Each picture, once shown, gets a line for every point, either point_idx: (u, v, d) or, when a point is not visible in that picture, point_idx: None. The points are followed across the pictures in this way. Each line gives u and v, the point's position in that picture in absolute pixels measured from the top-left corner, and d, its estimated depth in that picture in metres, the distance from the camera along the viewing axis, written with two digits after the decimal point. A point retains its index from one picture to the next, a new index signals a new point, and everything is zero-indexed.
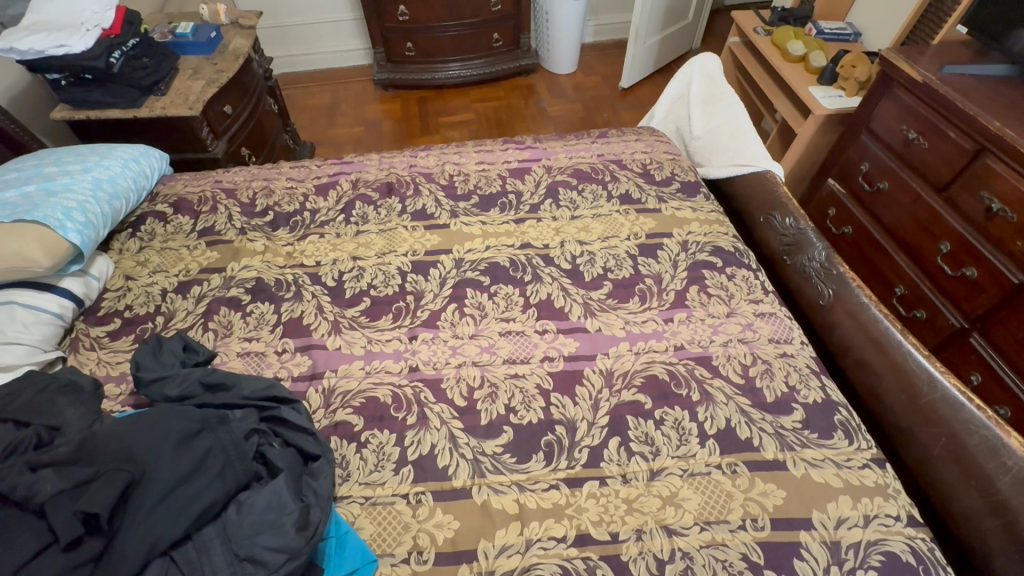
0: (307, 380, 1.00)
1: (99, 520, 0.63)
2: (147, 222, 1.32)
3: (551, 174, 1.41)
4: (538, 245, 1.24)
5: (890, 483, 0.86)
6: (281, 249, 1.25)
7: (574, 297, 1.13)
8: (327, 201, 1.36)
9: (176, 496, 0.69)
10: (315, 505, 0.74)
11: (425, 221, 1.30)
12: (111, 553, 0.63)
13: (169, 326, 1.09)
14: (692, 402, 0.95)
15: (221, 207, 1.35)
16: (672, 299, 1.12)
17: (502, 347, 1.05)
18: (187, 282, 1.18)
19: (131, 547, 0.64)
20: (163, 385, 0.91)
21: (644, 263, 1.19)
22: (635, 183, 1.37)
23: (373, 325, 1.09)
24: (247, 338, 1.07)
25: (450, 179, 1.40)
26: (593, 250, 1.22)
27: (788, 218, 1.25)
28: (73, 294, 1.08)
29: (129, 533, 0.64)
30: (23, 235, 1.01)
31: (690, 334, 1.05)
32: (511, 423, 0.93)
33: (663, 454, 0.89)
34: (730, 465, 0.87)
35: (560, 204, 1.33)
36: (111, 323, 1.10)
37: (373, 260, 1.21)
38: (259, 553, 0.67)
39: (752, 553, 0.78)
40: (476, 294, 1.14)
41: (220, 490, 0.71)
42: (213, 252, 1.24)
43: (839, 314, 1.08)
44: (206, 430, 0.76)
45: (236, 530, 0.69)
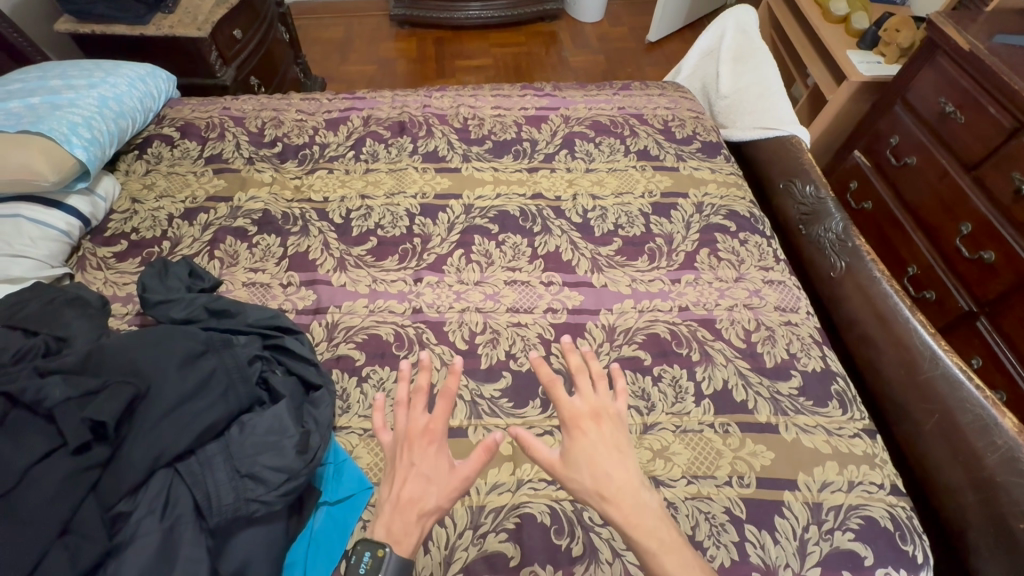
0: (310, 314, 1.00)
1: (106, 429, 0.65)
2: (154, 145, 1.29)
3: (568, 124, 1.36)
4: (550, 196, 1.21)
5: (878, 453, 0.87)
6: (289, 182, 1.23)
7: (583, 251, 1.11)
8: (337, 137, 1.33)
9: (181, 411, 0.70)
10: (315, 431, 0.76)
11: (436, 164, 1.27)
12: (117, 459, 0.65)
13: (175, 251, 1.09)
14: (692, 361, 0.96)
15: (229, 134, 1.32)
16: (681, 260, 1.10)
17: (507, 295, 1.05)
18: (193, 208, 1.17)
19: (137, 456, 0.66)
20: (168, 308, 0.92)
21: (656, 221, 1.16)
22: (655, 140, 1.33)
23: (379, 264, 1.08)
24: (252, 269, 1.07)
25: (464, 123, 1.36)
26: (605, 205, 1.20)
27: (808, 187, 1.21)
28: (80, 212, 1.07)
29: (135, 442, 0.66)
30: (28, 147, 1.00)
31: (697, 296, 1.05)
32: (510, 368, 0.95)
33: (658, 409, 0.90)
34: (723, 425, 0.89)
35: (575, 155, 1.29)
36: (118, 244, 1.09)
37: (382, 200, 1.19)
38: (260, 471, 0.70)
39: (736, 508, 0.81)
40: (483, 241, 1.13)
41: (223, 409, 0.73)
42: (219, 181, 1.22)
43: (849, 287, 1.07)
44: (211, 351, 0.77)
45: (238, 448, 0.71)
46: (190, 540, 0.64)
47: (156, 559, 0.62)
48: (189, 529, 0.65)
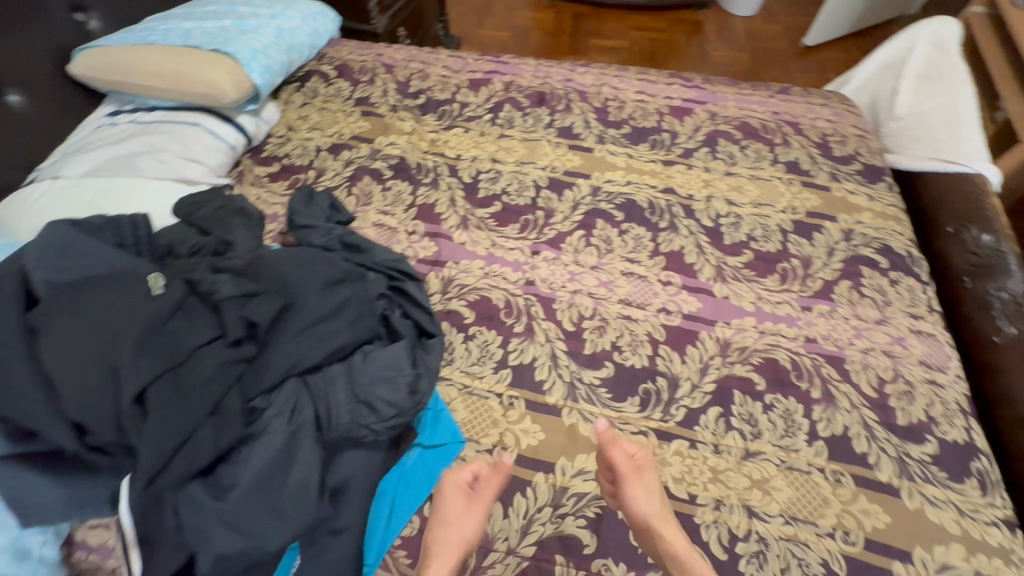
0: (429, 265, 1.04)
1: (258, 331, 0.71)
2: (312, 80, 1.38)
3: (714, 121, 1.28)
4: (683, 193, 1.15)
5: (1018, 550, 0.76)
6: (426, 134, 1.27)
7: (708, 257, 1.05)
8: (477, 98, 1.34)
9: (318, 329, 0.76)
10: (426, 377, 0.79)
11: (570, 140, 1.25)
12: (260, 360, 0.72)
13: (319, 181, 1.16)
14: (811, 398, 0.88)
15: (379, 80, 1.38)
16: (817, 288, 1.01)
17: (621, 286, 1.02)
18: (338, 144, 1.24)
19: (276, 361, 0.72)
20: (309, 233, 1.00)
21: (796, 241, 1.07)
22: (809, 153, 1.22)
23: (500, 230, 1.09)
24: (383, 211, 1.12)
25: (604, 103, 1.32)
26: (741, 213, 1.12)
27: (986, 236, 1.07)
28: (245, 131, 1.17)
29: (278, 348, 0.72)
30: (217, 65, 1.10)
31: (828, 329, 0.96)
32: (614, 360, 0.93)
33: (764, 438, 0.85)
34: (835, 473, 0.81)
35: (716, 155, 1.22)
36: (272, 166, 1.19)
37: (511, 167, 1.20)
38: (375, 402, 0.74)
39: (835, 562, 0.74)
40: (605, 226, 1.10)
41: (351, 336, 0.77)
42: (365, 122, 1.29)
43: (1015, 357, 0.93)
44: (348, 281, 0.81)
45: (359, 376, 0.75)
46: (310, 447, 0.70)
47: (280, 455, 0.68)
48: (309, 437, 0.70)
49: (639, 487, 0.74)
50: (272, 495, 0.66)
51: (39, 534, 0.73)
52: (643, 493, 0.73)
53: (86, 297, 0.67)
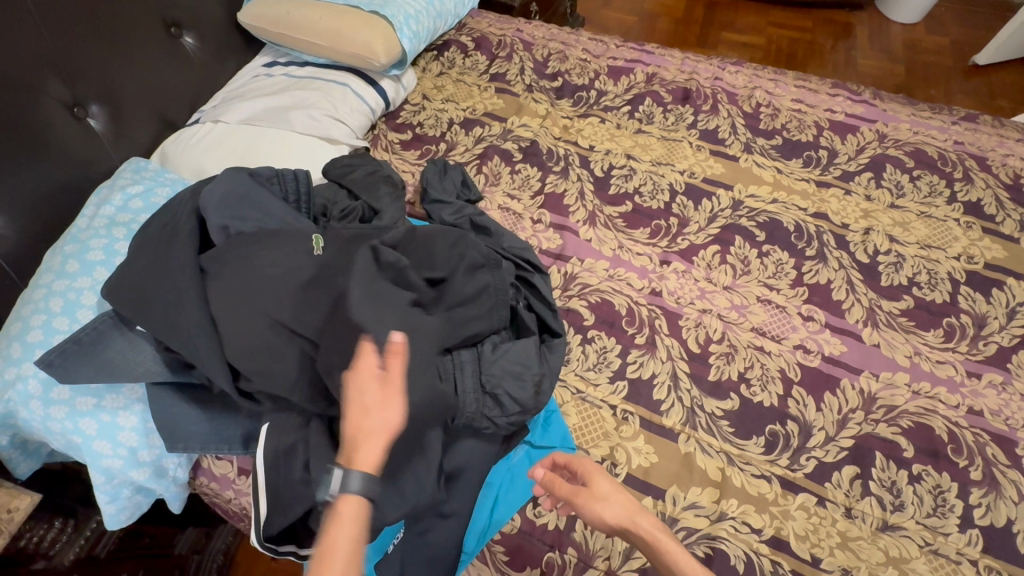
0: (552, 258, 1.01)
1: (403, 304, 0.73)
2: (451, 50, 1.36)
3: (882, 144, 1.14)
4: (836, 221, 1.04)
5: None
6: (559, 120, 1.22)
7: (860, 297, 0.95)
8: (616, 87, 1.28)
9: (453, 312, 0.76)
10: (550, 377, 0.78)
11: (713, 145, 1.16)
12: None
13: (449, 155, 1.15)
14: (969, 478, 0.78)
15: (516, 57, 1.34)
16: (989, 354, 0.88)
17: (756, 313, 0.94)
18: (471, 120, 1.22)
19: None
20: (441, 208, 0.99)
21: (968, 295, 0.94)
22: (995, 195, 1.06)
23: (628, 232, 1.04)
24: (509, 195, 1.09)
25: (755, 108, 1.21)
26: (904, 253, 0.99)
27: None
28: (386, 96, 1.18)
29: None
30: (373, 28, 1.11)
31: (999, 404, 0.84)
32: (740, 392, 0.86)
33: (907, 512, 0.76)
34: (990, 569, 0.72)
35: (881, 182, 1.09)
36: (405, 133, 1.19)
37: (647, 165, 1.13)
38: (501, 395, 0.73)
39: None
40: (744, 245, 1.02)
41: (484, 325, 0.78)
42: (499, 100, 1.26)
43: None
44: (487, 268, 0.81)
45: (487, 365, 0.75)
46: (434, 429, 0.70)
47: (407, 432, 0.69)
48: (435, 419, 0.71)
49: (603, 481, 0.69)
50: (396, 469, 0.67)
51: (175, 457, 0.78)
52: (608, 489, 0.68)
53: (258, 249, 0.73)
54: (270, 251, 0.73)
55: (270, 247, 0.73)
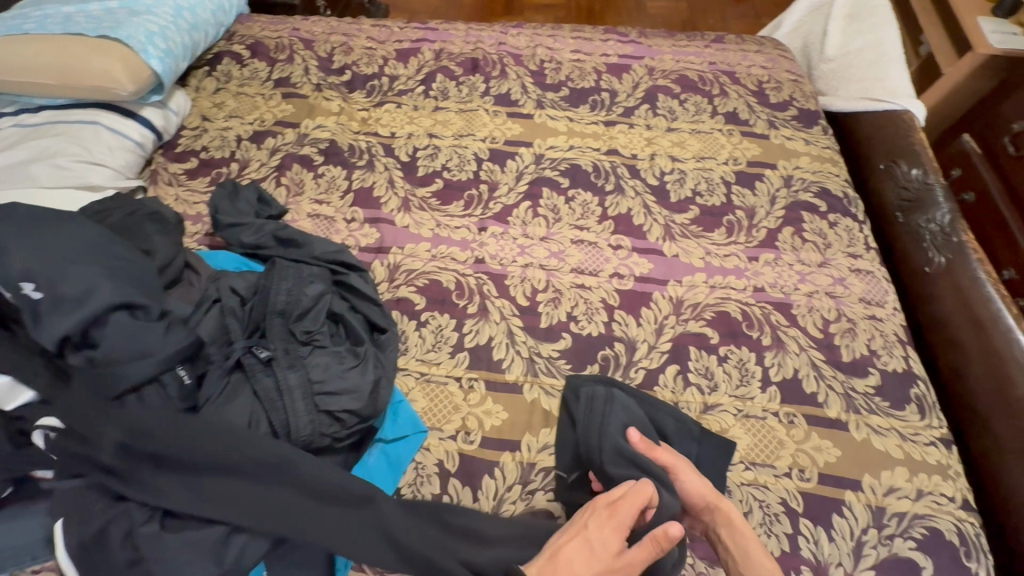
0: (373, 253, 0.99)
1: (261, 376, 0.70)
2: (224, 62, 1.26)
3: (652, 77, 1.26)
4: (626, 153, 1.14)
5: (953, 465, 0.82)
6: (356, 113, 1.19)
7: (656, 217, 1.05)
8: (407, 69, 1.27)
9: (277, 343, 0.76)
10: (385, 377, 0.77)
11: (509, 108, 1.20)
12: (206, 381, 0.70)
13: (243, 174, 1.08)
14: (762, 346, 0.91)
15: (298, 57, 1.28)
16: (761, 238, 1.03)
17: (572, 255, 1.00)
18: (261, 132, 1.14)
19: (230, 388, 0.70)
20: (238, 231, 0.92)
21: (739, 192, 1.08)
22: (746, 103, 1.22)
23: (443, 209, 1.05)
24: (317, 201, 1.05)
25: (540, 65, 1.27)
26: (684, 169, 1.12)
27: (915, 170, 1.10)
28: (153, 125, 1.06)
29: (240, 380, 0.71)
30: (109, 54, 0.98)
31: (775, 277, 0.98)
32: (571, 330, 0.92)
33: (721, 390, 0.87)
34: (788, 415, 0.85)
35: (657, 111, 1.20)
36: (189, 162, 1.09)
37: (450, 140, 1.15)
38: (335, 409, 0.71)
39: (792, 500, 0.78)
40: (552, 195, 1.07)
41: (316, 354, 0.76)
42: (288, 105, 1.19)
43: (944, 285, 1.00)
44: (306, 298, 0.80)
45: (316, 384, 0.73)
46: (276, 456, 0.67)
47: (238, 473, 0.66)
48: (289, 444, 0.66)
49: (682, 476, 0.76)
50: (232, 510, 0.63)
51: None
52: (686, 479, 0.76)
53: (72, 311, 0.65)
54: (86, 284, 0.64)
55: (91, 282, 0.64)
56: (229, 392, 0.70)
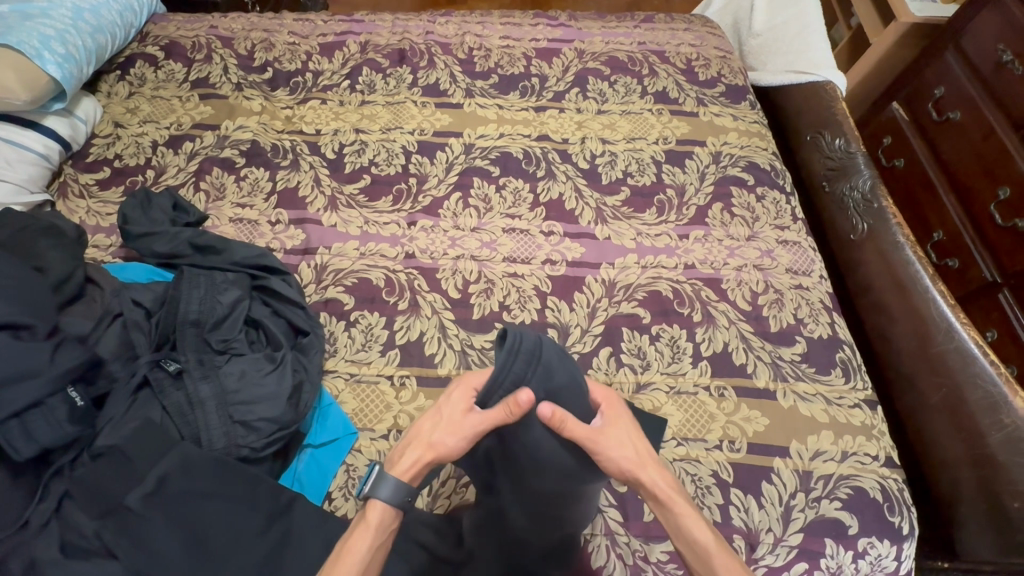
0: (299, 254, 0.96)
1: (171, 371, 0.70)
2: (137, 64, 1.20)
3: (582, 59, 1.25)
4: (557, 138, 1.13)
5: (877, 424, 0.85)
6: (279, 112, 1.15)
7: (587, 201, 1.05)
8: (332, 64, 1.23)
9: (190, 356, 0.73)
10: (308, 382, 0.75)
11: (437, 98, 1.18)
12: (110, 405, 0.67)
13: (159, 181, 1.03)
14: (693, 322, 0.92)
15: (217, 56, 1.23)
16: (691, 215, 1.03)
17: (504, 244, 0.99)
18: (178, 136, 1.10)
19: (138, 408, 0.68)
20: (150, 241, 0.88)
21: (669, 171, 1.09)
22: (675, 82, 1.22)
23: (371, 205, 1.03)
24: (239, 204, 1.01)
25: (469, 53, 1.25)
26: (615, 151, 1.11)
27: (838, 140, 1.13)
28: (58, 135, 1.01)
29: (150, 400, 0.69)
30: None
31: (705, 254, 0.99)
32: (503, 320, 0.91)
33: (653, 369, 0.88)
34: (718, 388, 0.86)
35: (587, 94, 1.19)
36: (101, 171, 1.04)
37: (377, 135, 1.12)
38: (251, 419, 0.70)
39: (723, 471, 0.79)
40: (482, 184, 1.06)
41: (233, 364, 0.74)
42: (206, 106, 1.15)
43: (868, 250, 1.03)
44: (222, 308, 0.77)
45: (231, 395, 0.71)
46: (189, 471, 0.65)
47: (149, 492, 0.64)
48: (203, 463, 0.65)
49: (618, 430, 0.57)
50: (142, 531, 0.61)
51: None
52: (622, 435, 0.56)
53: None
54: None
55: None
56: (136, 408, 0.68)
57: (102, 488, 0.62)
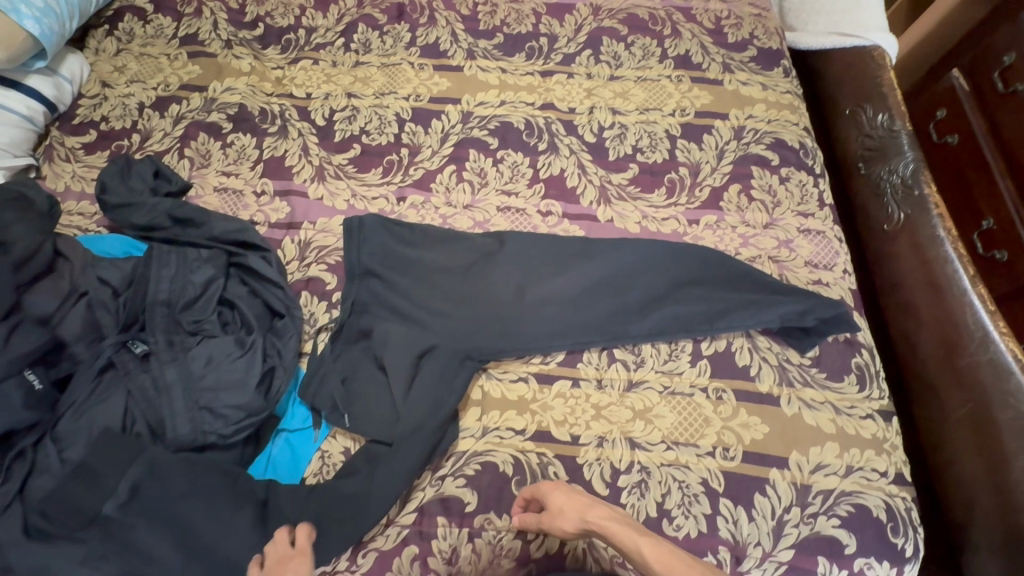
0: (283, 229, 0.92)
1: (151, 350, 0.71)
2: (125, 19, 1.14)
3: (598, 17, 1.13)
4: (563, 107, 1.03)
5: (890, 438, 0.78)
6: (270, 73, 1.08)
7: (591, 178, 0.97)
8: (327, 19, 1.14)
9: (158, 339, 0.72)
10: (281, 369, 0.73)
11: (436, 60, 1.09)
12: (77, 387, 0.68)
13: (145, 147, 1.00)
14: None
15: (207, 10, 1.15)
16: (704, 198, 0.94)
17: (497, 224, 0.93)
18: (165, 98, 1.05)
19: (103, 393, 0.68)
20: (129, 212, 0.86)
21: (684, 147, 0.99)
22: (700, 44, 1.09)
23: (360, 177, 0.97)
24: (225, 173, 0.97)
25: (473, 9, 1.15)
26: (626, 123, 1.02)
27: (881, 114, 1.00)
28: (42, 96, 0.97)
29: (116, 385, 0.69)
30: None
31: (715, 241, 0.91)
32: None
33: (647, 366, 0.82)
34: (717, 390, 0.80)
35: (600, 57, 1.09)
36: (87, 134, 1.01)
37: (370, 100, 1.04)
38: (219, 407, 0.69)
39: (713, 480, 0.75)
40: (479, 157, 0.99)
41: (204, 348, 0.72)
42: (195, 66, 1.09)
43: (902, 243, 0.92)
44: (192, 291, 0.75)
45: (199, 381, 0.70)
46: (158, 459, 0.65)
47: (117, 478, 0.64)
48: None
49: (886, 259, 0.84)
50: None
51: None
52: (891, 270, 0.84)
53: None
54: None
55: None
56: (99, 391, 0.68)
57: (70, 471, 0.63)
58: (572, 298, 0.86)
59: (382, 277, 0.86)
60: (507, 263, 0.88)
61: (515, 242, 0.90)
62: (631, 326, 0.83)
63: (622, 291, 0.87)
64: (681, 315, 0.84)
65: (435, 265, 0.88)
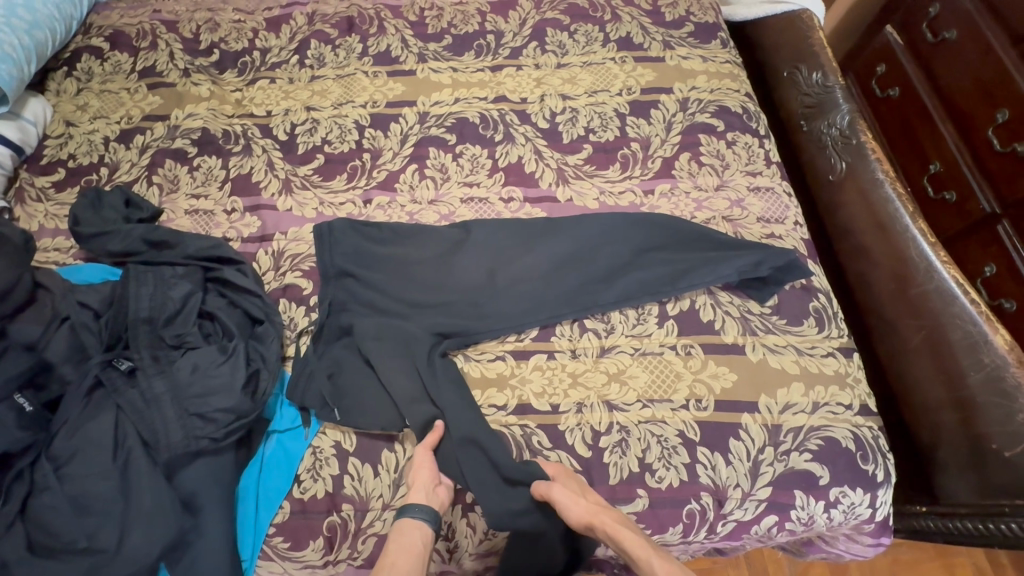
0: (256, 242, 0.95)
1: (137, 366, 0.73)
2: (83, 58, 1.16)
3: (540, 10, 1.18)
4: (515, 98, 1.07)
5: (852, 372, 0.82)
6: (229, 96, 1.12)
7: (548, 162, 1.01)
8: (280, 39, 1.18)
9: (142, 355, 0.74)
10: (265, 372, 0.76)
11: (389, 66, 1.13)
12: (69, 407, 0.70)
13: (114, 179, 1.02)
14: None
15: (162, 42, 1.18)
16: (657, 168, 0.99)
17: (462, 215, 0.97)
18: (129, 130, 1.08)
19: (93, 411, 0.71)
20: (104, 241, 0.88)
21: (633, 123, 1.03)
22: (640, 25, 1.14)
23: (326, 185, 1.00)
24: (194, 195, 1.00)
25: (420, 14, 1.19)
26: (576, 106, 1.06)
27: (816, 74, 1.06)
28: (7, 140, 1.00)
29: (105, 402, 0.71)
30: None
31: (671, 208, 0.95)
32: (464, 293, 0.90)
33: (617, 332, 0.85)
34: (685, 347, 0.84)
35: (546, 47, 1.13)
36: (56, 173, 1.03)
37: (328, 112, 1.08)
38: (208, 412, 0.72)
39: (690, 431, 0.78)
40: (439, 153, 1.02)
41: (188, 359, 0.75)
42: (155, 97, 1.12)
43: (847, 191, 0.97)
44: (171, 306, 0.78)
45: (186, 390, 0.72)
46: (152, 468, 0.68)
47: (116, 489, 0.67)
48: None
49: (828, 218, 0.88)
50: None
51: None
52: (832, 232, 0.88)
53: None
54: None
55: None
56: (90, 410, 0.71)
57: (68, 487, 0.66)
58: (542, 276, 0.89)
59: (356, 274, 0.89)
60: (474, 250, 0.92)
61: (480, 229, 0.93)
62: (600, 295, 0.87)
63: (590, 263, 0.90)
64: (647, 279, 0.88)
65: (408, 257, 0.91)
